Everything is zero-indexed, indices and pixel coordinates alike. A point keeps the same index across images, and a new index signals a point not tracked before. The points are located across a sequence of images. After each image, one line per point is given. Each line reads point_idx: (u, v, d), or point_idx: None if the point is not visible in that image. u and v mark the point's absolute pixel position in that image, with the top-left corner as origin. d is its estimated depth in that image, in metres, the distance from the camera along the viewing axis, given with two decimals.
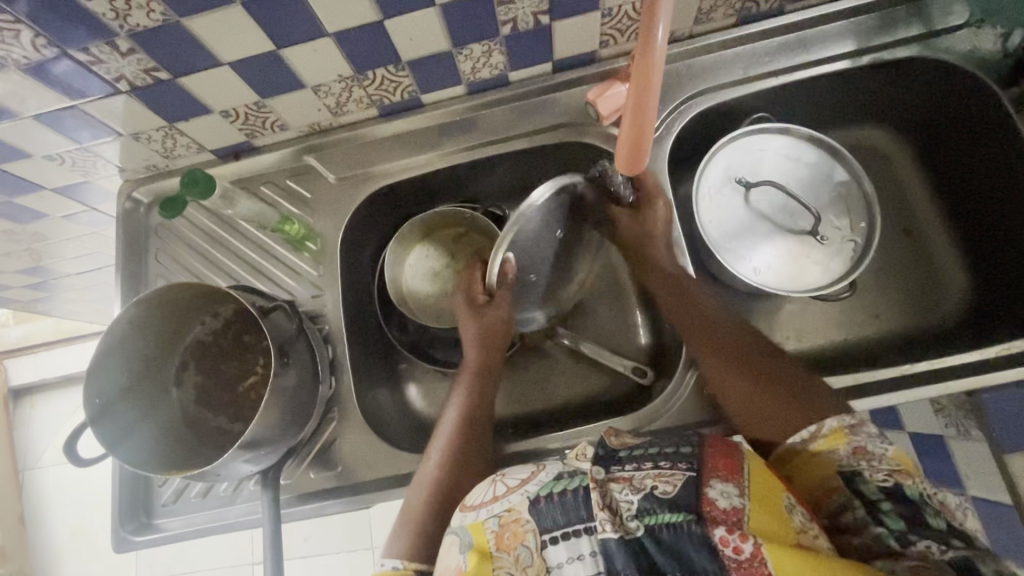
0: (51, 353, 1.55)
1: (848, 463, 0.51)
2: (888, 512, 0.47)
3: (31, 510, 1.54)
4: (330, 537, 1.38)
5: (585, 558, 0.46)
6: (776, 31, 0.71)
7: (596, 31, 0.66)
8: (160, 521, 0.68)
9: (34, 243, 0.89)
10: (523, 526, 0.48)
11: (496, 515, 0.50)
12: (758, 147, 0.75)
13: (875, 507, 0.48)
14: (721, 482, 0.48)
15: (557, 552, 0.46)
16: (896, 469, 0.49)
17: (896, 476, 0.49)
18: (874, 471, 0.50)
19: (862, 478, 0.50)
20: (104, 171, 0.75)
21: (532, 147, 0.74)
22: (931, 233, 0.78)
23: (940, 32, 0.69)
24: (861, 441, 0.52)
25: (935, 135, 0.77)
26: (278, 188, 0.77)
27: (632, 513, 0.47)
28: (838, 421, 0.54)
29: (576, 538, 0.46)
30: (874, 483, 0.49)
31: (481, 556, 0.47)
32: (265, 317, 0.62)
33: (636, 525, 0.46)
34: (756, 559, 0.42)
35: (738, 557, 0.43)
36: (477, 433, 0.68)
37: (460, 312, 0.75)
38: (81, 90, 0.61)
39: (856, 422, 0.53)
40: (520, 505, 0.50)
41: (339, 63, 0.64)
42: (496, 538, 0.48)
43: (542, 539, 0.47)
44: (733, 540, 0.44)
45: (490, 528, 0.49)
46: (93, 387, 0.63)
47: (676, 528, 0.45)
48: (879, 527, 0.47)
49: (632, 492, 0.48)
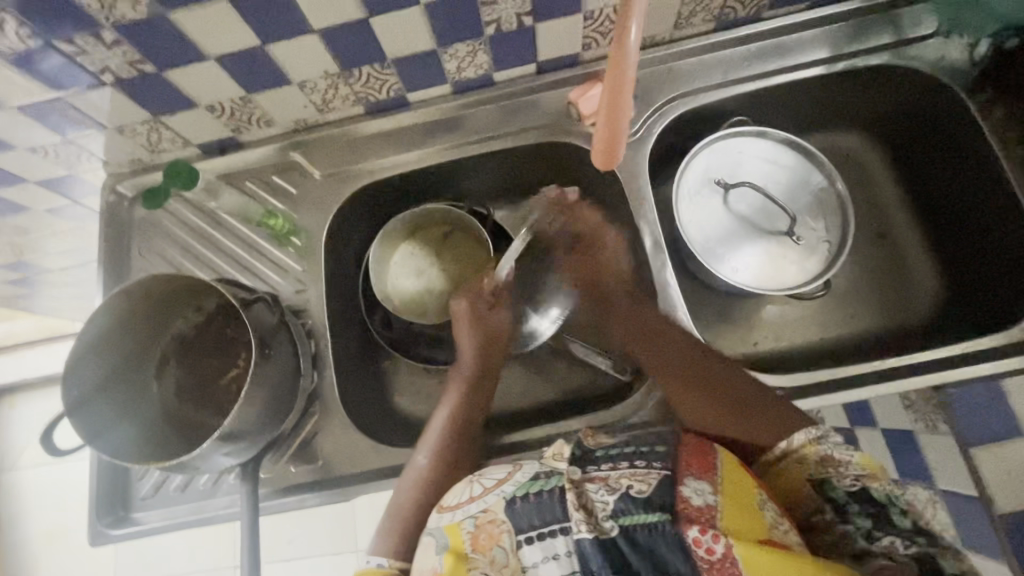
0: (32, 353, 1.53)
1: (818, 468, 0.53)
2: (856, 514, 0.51)
3: (7, 512, 1.51)
4: (314, 540, 1.37)
5: (561, 558, 0.45)
6: (753, 37, 0.73)
7: (579, 34, 0.68)
8: (137, 515, 0.68)
9: (16, 237, 0.88)
10: (499, 527, 0.49)
11: (472, 516, 0.50)
12: (736, 150, 0.77)
13: (843, 510, 0.51)
14: (694, 479, 0.49)
15: (532, 552, 0.46)
16: (863, 475, 0.50)
17: (863, 480, 0.50)
18: (841, 477, 0.51)
19: (831, 485, 0.52)
20: (88, 165, 0.75)
21: (516, 146, 0.76)
22: (906, 235, 0.80)
23: (911, 40, 0.71)
24: (828, 449, 0.53)
25: (909, 141, 0.79)
26: (264, 183, 0.77)
27: (608, 513, 0.46)
28: (807, 433, 0.54)
29: (551, 538, 0.46)
30: (843, 489, 0.51)
31: (457, 557, 0.48)
32: (246, 308, 0.63)
33: (611, 525, 0.46)
34: (729, 560, 0.42)
35: (711, 557, 0.43)
36: (468, 436, 0.68)
37: (460, 314, 0.74)
38: (65, 82, 0.61)
39: (822, 433, 0.54)
40: (496, 505, 0.50)
41: (325, 60, 0.65)
42: (471, 539, 0.49)
43: (518, 539, 0.47)
44: (706, 540, 0.43)
45: (467, 529, 0.50)
46: (72, 379, 0.62)
47: (652, 528, 0.45)
48: (847, 526, 0.50)
49: (607, 492, 0.48)
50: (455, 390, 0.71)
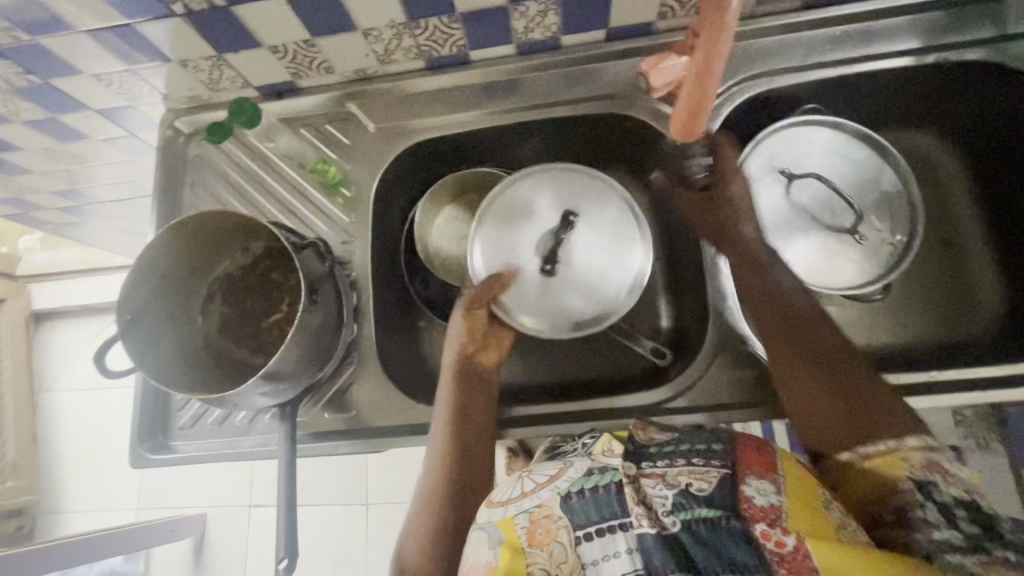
0: (73, 282, 1.59)
1: (924, 473, 0.48)
2: (965, 519, 0.45)
3: (44, 430, 1.59)
4: (329, 489, 1.40)
5: (621, 556, 0.44)
6: (840, 20, 0.69)
7: (657, 0, 0.65)
8: (176, 443, 0.70)
9: (72, 165, 0.90)
10: (556, 522, 0.46)
11: (526, 511, 0.48)
12: (806, 139, 0.74)
13: (950, 514, 0.45)
14: (755, 479, 0.47)
15: (592, 548, 0.44)
16: (972, 488, 0.47)
17: (974, 495, 0.46)
18: (950, 485, 0.47)
19: (938, 489, 0.47)
20: (149, 97, 0.76)
21: (575, 115, 0.73)
22: (975, 245, 0.76)
23: (1011, 36, 0.66)
24: (938, 457, 0.49)
25: (992, 146, 0.74)
26: (317, 131, 0.76)
27: (668, 509, 0.46)
28: (920, 439, 0.50)
29: (611, 534, 0.45)
30: (952, 495, 0.46)
31: (513, 550, 0.45)
32: (296, 252, 0.63)
33: (672, 521, 0.45)
34: (800, 554, 0.41)
35: (781, 551, 0.42)
36: (475, 445, 0.64)
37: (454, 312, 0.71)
38: (136, 8, 0.61)
39: (936, 444, 0.50)
40: (551, 500, 0.48)
41: (394, 7, 0.63)
42: (527, 533, 0.46)
43: (576, 535, 0.45)
44: (775, 534, 0.43)
45: (522, 524, 0.47)
46: (122, 304, 0.64)
47: (714, 524, 0.44)
48: (949, 533, 0.44)
49: (666, 488, 0.47)
50: (445, 397, 0.66)
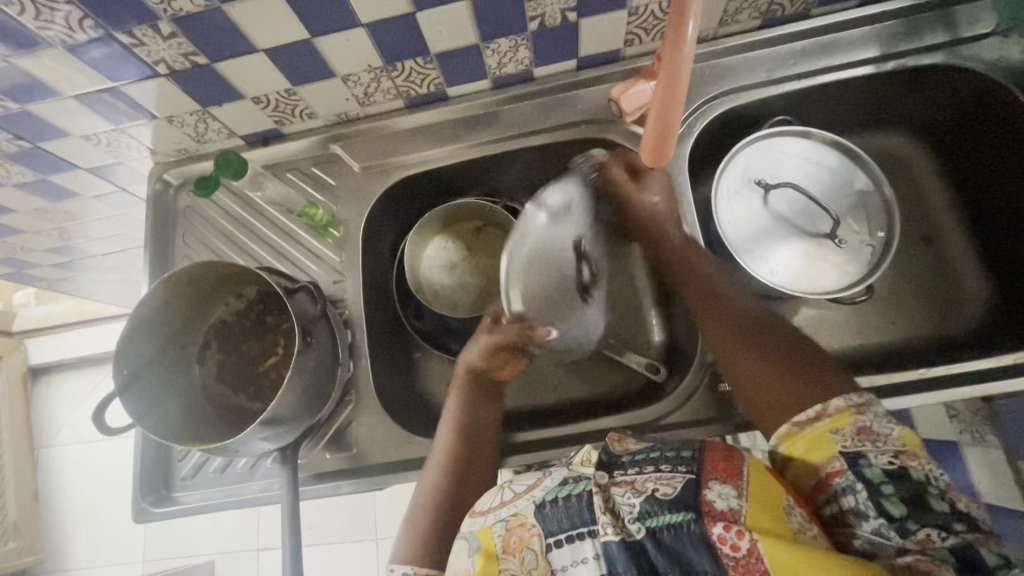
0: (68, 335, 1.58)
1: (852, 444, 0.49)
2: (890, 496, 0.46)
3: (45, 487, 1.57)
4: (338, 526, 1.39)
5: (589, 562, 0.45)
6: (801, 34, 0.71)
7: (623, 30, 0.67)
8: (179, 494, 0.70)
9: (63, 222, 0.92)
10: (529, 531, 0.48)
11: (503, 520, 0.49)
12: (779, 149, 0.76)
13: (878, 492, 0.46)
14: (719, 484, 0.46)
15: (562, 555, 0.46)
16: (902, 451, 0.48)
17: (901, 459, 0.47)
18: (878, 454, 0.48)
19: (866, 462, 0.48)
20: (137, 154, 0.77)
21: (553, 142, 0.75)
22: (953, 240, 0.78)
23: (965, 39, 0.69)
24: (867, 422, 0.50)
25: (963, 145, 0.76)
26: (304, 174, 0.78)
27: (634, 516, 0.45)
28: (841, 402, 0.52)
29: (580, 541, 0.46)
30: (879, 466, 0.47)
31: (488, 558, 0.47)
32: (289, 296, 0.65)
33: (637, 528, 0.45)
34: (754, 557, 0.41)
35: (736, 555, 0.42)
36: (478, 449, 0.67)
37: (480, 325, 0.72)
38: (121, 71, 0.63)
39: (862, 403, 0.52)
40: (526, 510, 0.49)
41: (370, 52, 0.65)
42: (502, 541, 0.48)
43: (547, 542, 0.47)
44: (731, 537, 0.42)
45: (498, 532, 0.48)
46: (121, 358, 0.65)
47: (678, 529, 0.44)
48: (876, 520, 0.46)
49: (634, 496, 0.46)
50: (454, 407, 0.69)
